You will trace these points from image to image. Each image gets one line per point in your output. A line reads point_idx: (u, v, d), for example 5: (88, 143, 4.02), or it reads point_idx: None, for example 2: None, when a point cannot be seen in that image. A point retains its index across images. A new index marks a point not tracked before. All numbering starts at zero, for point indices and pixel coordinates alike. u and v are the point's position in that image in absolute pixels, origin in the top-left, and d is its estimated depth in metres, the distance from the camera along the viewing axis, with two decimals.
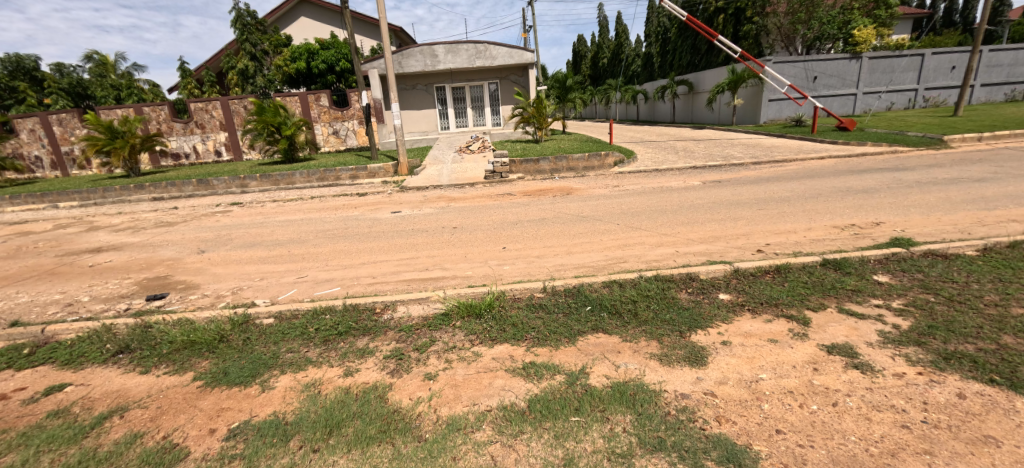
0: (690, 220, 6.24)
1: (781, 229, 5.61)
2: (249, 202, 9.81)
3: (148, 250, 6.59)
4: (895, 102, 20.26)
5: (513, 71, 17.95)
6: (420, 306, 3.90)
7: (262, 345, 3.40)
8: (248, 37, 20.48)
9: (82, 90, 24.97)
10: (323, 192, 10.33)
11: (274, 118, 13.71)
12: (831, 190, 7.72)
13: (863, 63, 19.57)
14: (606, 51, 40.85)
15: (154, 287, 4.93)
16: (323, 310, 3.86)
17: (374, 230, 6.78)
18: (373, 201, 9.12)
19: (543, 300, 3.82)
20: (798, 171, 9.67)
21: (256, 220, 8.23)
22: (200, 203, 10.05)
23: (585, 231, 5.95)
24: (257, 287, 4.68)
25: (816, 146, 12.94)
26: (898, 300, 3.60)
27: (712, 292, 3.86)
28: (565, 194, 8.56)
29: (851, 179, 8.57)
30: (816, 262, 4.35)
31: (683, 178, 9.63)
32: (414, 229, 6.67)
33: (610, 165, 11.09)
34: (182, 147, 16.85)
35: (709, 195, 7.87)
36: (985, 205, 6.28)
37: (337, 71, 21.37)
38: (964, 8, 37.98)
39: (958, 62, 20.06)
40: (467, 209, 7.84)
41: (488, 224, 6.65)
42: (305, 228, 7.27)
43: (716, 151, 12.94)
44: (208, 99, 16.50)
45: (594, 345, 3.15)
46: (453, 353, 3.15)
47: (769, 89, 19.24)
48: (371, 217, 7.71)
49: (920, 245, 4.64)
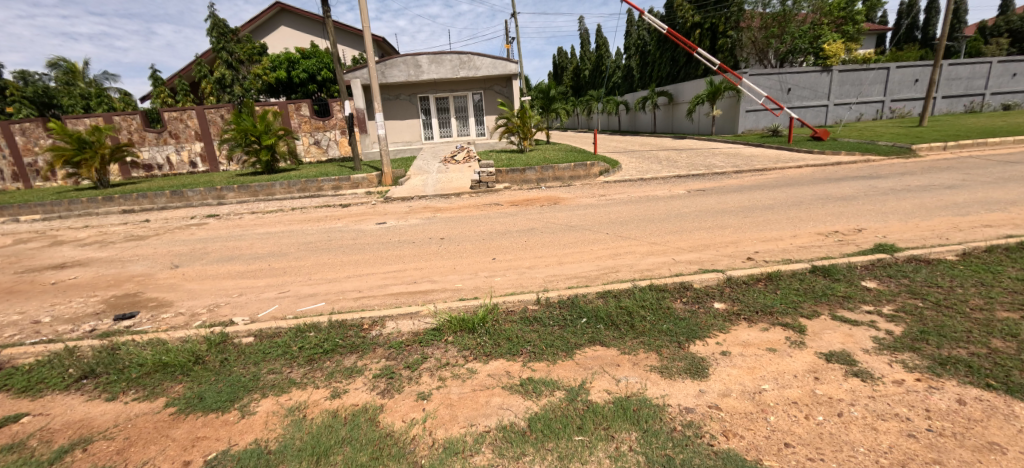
0: (679, 228, 6.22)
1: (768, 236, 5.66)
2: (226, 214, 9.48)
3: (117, 265, 6.27)
4: (864, 113, 21.08)
5: (496, 82, 17.97)
6: (411, 321, 3.76)
7: (241, 366, 3.21)
8: (225, 45, 19.87)
9: (46, 99, 23.97)
10: (304, 203, 10.00)
11: (254, 127, 13.30)
12: (813, 197, 7.88)
13: (834, 76, 20.31)
14: (587, 63, 41.90)
15: (123, 305, 4.64)
16: (307, 328, 3.68)
17: (359, 242, 6.60)
18: (358, 212, 8.90)
19: (537, 313, 3.71)
20: (779, 180, 9.86)
21: (233, 233, 7.95)
22: (172, 216, 9.65)
23: (575, 240, 5.89)
24: (236, 304, 4.45)
25: (793, 155, 13.22)
26: (888, 306, 3.63)
27: (707, 301, 3.82)
28: (553, 204, 8.54)
29: (830, 187, 8.76)
30: (806, 269, 4.36)
31: (668, 186, 9.72)
32: (400, 241, 6.49)
33: (596, 174, 11.12)
34: (155, 158, 16.32)
35: (695, 203, 7.92)
36: (959, 211, 6.50)
37: (318, 80, 20.93)
38: (924, 25, 40.68)
39: (920, 75, 21.14)
40: (454, 220, 7.73)
41: (476, 234, 6.55)
42: (286, 241, 7.01)
43: (698, 160, 13.14)
44: (183, 108, 16.05)
45: (592, 358, 3.07)
46: (447, 370, 3.02)
47: (746, 100, 19.69)
48: (355, 229, 7.52)
49: (903, 251, 4.72)
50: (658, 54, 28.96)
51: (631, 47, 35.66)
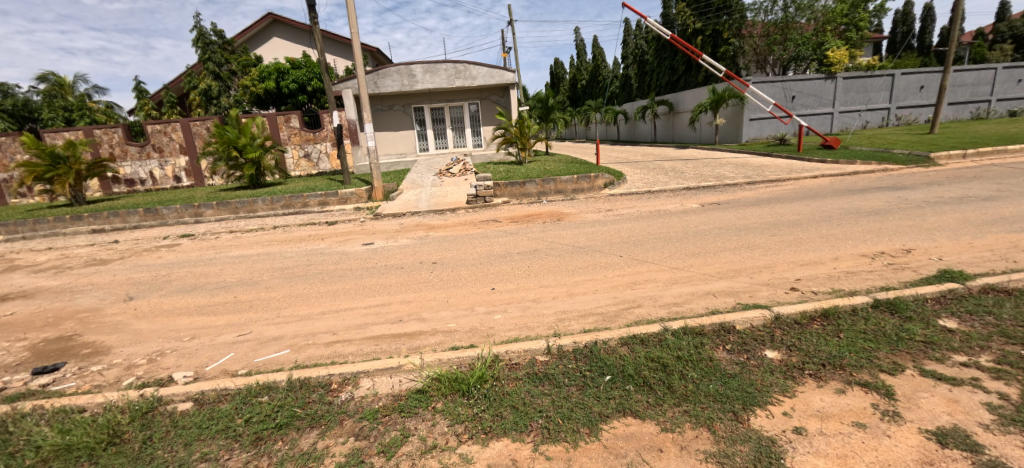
0: (701, 249, 5.51)
1: (806, 258, 4.95)
2: (202, 234, 8.77)
3: (64, 297, 5.54)
4: (870, 121, 20.59)
5: (493, 92, 17.41)
6: (391, 379, 3.01)
7: (166, 449, 2.47)
8: (211, 56, 19.24)
9: (29, 112, 23.33)
10: (287, 221, 9.29)
11: (237, 139, 12.63)
12: (841, 211, 7.20)
13: (838, 84, 19.80)
14: (584, 72, 41.70)
15: (50, 354, 3.90)
16: (259, 390, 2.93)
17: (341, 267, 5.88)
18: (344, 231, 8.19)
19: (548, 368, 2.97)
20: (797, 191, 9.21)
21: (205, 255, 7.24)
22: (144, 236, 8.92)
23: (585, 265, 5.18)
24: (183, 353, 3.72)
25: (805, 164, 12.60)
26: (986, 356, 2.91)
27: (757, 348, 3.10)
28: (556, 220, 7.86)
29: (856, 199, 8.08)
30: (866, 303, 3.64)
31: (679, 199, 9.05)
32: (387, 265, 5.78)
33: (600, 187, 10.45)
34: (137, 173, 15.62)
35: (712, 219, 7.22)
36: (1011, 227, 5.81)
37: (308, 91, 20.23)
38: (920, 33, 40.68)
39: (926, 82, 20.69)
40: (449, 239, 7.03)
41: (473, 257, 5.84)
42: (259, 265, 6.29)
43: (706, 170, 12.52)
44: (167, 121, 15.40)
45: (624, 438, 2.34)
46: (434, 459, 2.28)
47: (751, 108, 19.14)
48: (339, 250, 6.81)
49: (975, 279, 4.00)
50: (657, 63, 28.67)
51: (629, 57, 35.36)
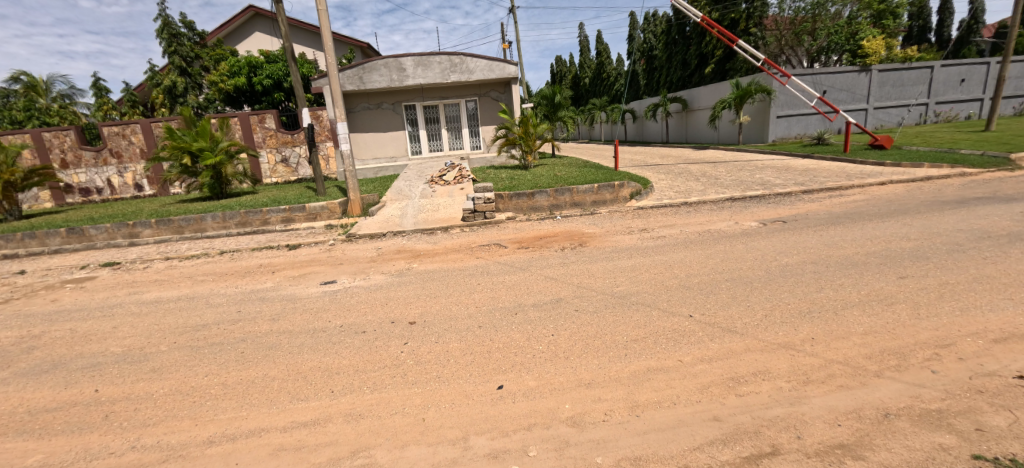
0: (810, 304, 3.66)
1: (999, 329, 3.10)
2: (131, 261, 6.98)
3: None
4: (906, 118, 18.74)
5: (493, 87, 15.57)
6: None
7: None
8: (178, 49, 17.59)
9: None
10: (240, 243, 7.50)
11: (194, 142, 10.82)
12: (965, 234, 5.35)
13: (873, 76, 17.95)
14: (588, 70, 39.99)
15: None
16: None
17: (277, 328, 4.05)
18: (304, 259, 6.37)
19: None
20: (876, 203, 7.38)
21: (112, 298, 5.42)
22: (59, 264, 7.13)
23: (642, 335, 3.34)
24: None
25: (861, 168, 10.75)
26: None
27: None
28: (577, 246, 6.05)
29: (966, 215, 6.22)
30: None
31: (730, 215, 7.21)
32: (345, 327, 3.95)
33: (625, 198, 8.63)
34: (93, 181, 13.84)
35: (792, 246, 5.38)
36: None
37: (285, 88, 18.37)
38: (939, 26, 39.05)
39: (967, 75, 18.81)
40: (438, 275, 5.21)
41: (468, 313, 4.00)
42: (168, 321, 4.46)
43: (745, 175, 10.69)
44: (126, 123, 13.60)
45: None
46: None
47: (779, 104, 17.31)
48: (288, 294, 4.98)
49: None
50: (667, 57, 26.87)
51: (637, 52, 33.62)
